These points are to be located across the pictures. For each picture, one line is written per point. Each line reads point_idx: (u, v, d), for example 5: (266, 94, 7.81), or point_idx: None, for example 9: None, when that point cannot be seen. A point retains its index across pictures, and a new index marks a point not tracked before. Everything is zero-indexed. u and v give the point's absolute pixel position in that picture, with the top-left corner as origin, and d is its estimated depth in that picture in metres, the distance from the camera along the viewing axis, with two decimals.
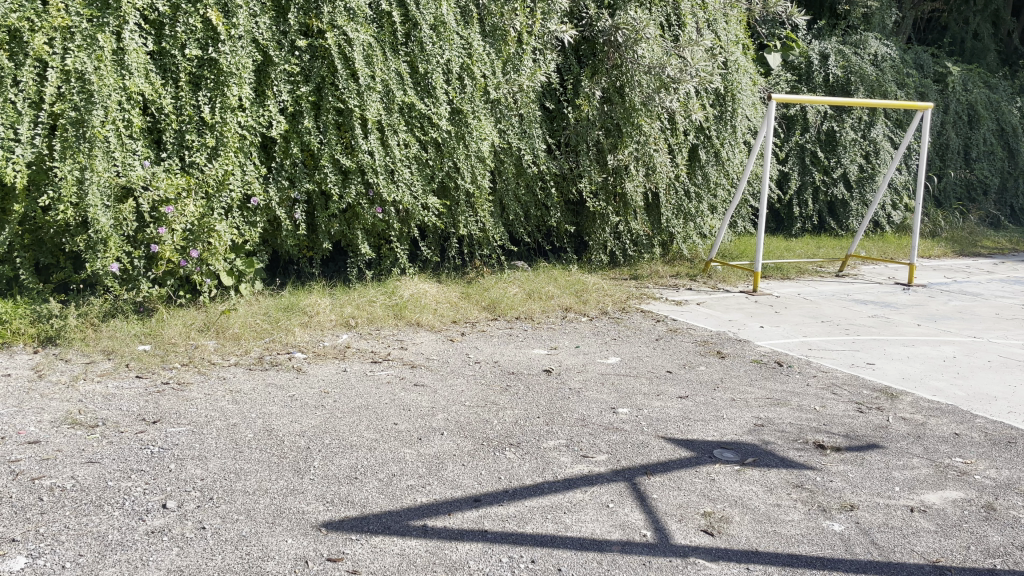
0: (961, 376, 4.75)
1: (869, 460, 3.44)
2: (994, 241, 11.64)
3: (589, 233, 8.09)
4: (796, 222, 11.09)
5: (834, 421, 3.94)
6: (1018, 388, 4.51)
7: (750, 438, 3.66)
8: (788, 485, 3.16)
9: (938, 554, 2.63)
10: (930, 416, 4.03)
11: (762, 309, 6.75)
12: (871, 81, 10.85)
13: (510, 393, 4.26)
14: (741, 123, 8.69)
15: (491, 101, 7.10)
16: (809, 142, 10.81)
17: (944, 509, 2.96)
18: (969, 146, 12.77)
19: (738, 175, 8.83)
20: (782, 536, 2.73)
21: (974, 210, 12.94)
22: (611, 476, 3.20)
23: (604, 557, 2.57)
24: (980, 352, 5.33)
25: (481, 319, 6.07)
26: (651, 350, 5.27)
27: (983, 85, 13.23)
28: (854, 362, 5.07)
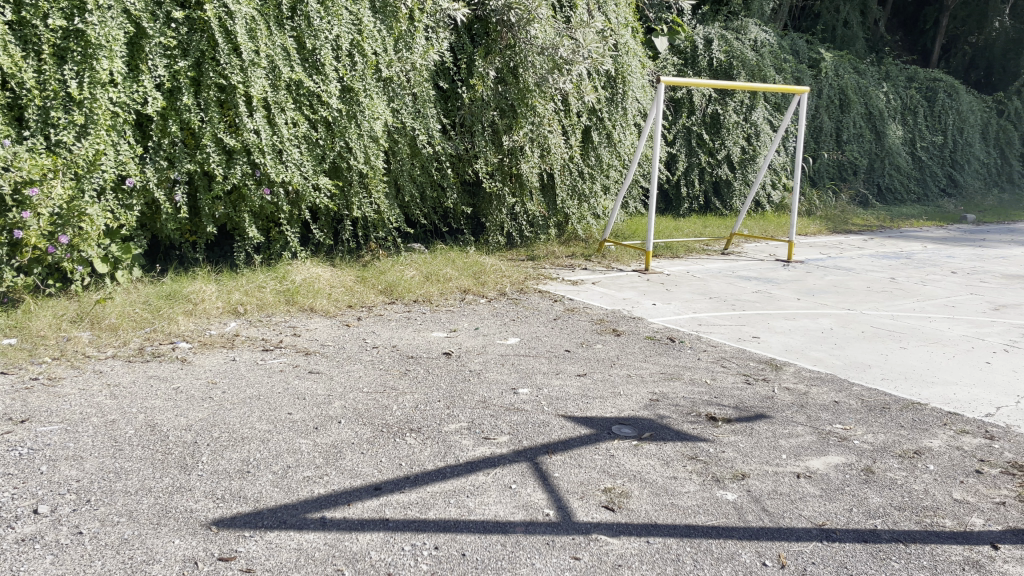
0: (838, 347, 5.03)
1: (757, 430, 3.57)
2: (864, 219, 12.38)
3: (485, 214, 8.09)
4: (684, 202, 11.44)
5: (725, 394, 4.08)
6: (889, 356, 4.81)
7: (646, 413, 3.74)
8: (684, 458, 3.25)
9: (824, 517, 2.76)
10: (811, 386, 4.24)
11: (654, 287, 6.92)
12: (751, 66, 11.26)
13: (408, 377, 4.19)
14: (631, 106, 8.85)
15: (383, 79, 6.91)
16: (695, 124, 11.15)
17: (828, 474, 3.12)
18: (841, 129, 13.52)
19: (629, 157, 9.00)
20: (679, 508, 2.80)
21: (845, 189, 13.71)
22: (513, 457, 3.19)
23: (508, 539, 2.56)
24: (854, 323, 5.66)
25: (378, 303, 5.93)
26: (549, 330, 5.30)
27: (853, 71, 14.00)
28: (740, 336, 5.27)
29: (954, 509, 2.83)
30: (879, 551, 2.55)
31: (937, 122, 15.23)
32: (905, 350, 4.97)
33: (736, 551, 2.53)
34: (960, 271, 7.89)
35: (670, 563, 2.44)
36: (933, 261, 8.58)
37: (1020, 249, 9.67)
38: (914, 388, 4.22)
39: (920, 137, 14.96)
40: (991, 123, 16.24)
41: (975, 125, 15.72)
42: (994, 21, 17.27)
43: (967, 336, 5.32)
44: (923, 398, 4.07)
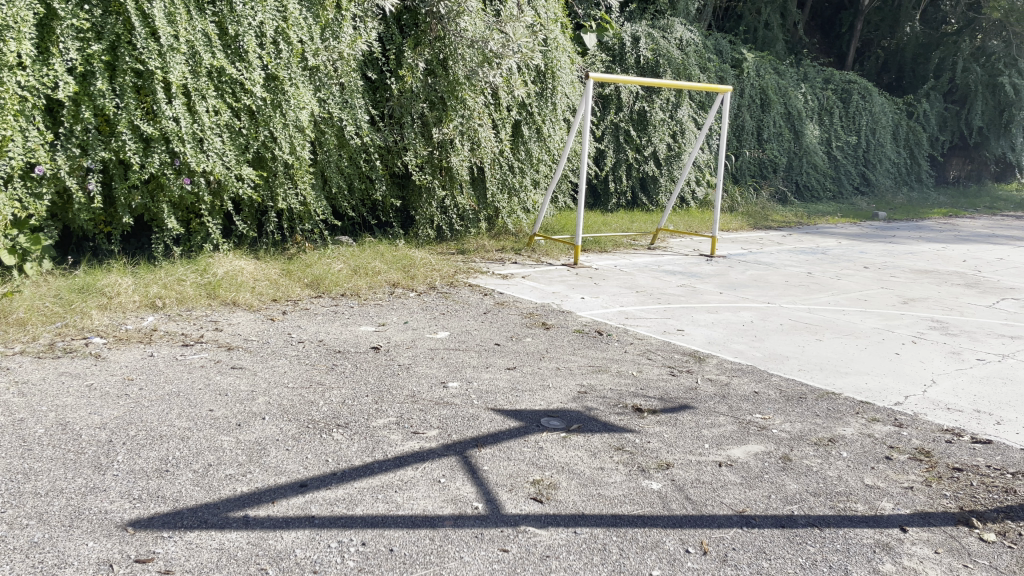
0: (758, 339, 5.19)
1: (681, 421, 3.66)
2: (783, 216, 12.79)
3: (415, 207, 8.04)
4: (612, 198, 11.60)
5: (650, 385, 4.17)
6: (806, 348, 5.00)
7: (575, 406, 3.78)
8: (611, 449, 3.31)
9: (744, 504, 2.85)
10: (733, 377, 4.36)
11: (582, 280, 7.00)
12: (677, 64, 11.49)
13: (336, 372, 4.13)
14: (561, 101, 8.91)
15: (309, 68, 6.77)
16: (623, 120, 11.32)
17: (748, 463, 3.22)
18: (761, 128, 13.95)
19: (558, 152, 9.06)
20: (606, 499, 2.84)
21: (766, 186, 14.14)
22: (442, 451, 3.19)
23: (436, 534, 2.55)
24: (773, 317, 5.85)
25: (304, 296, 5.82)
26: (479, 324, 5.30)
27: (773, 72, 14.45)
28: (666, 329, 5.38)
29: (865, 494, 2.97)
30: (796, 536, 2.64)
31: (852, 123, 15.86)
32: (821, 342, 5.16)
33: (660, 539, 2.59)
34: (872, 267, 8.24)
35: (597, 553, 2.48)
36: (847, 256, 8.95)
37: (928, 245, 10.16)
38: (829, 378, 4.39)
39: (836, 137, 15.52)
40: (902, 124, 16.98)
41: (887, 126, 16.42)
42: (905, 27, 18.25)
43: (878, 328, 5.56)
44: (838, 387, 4.24)
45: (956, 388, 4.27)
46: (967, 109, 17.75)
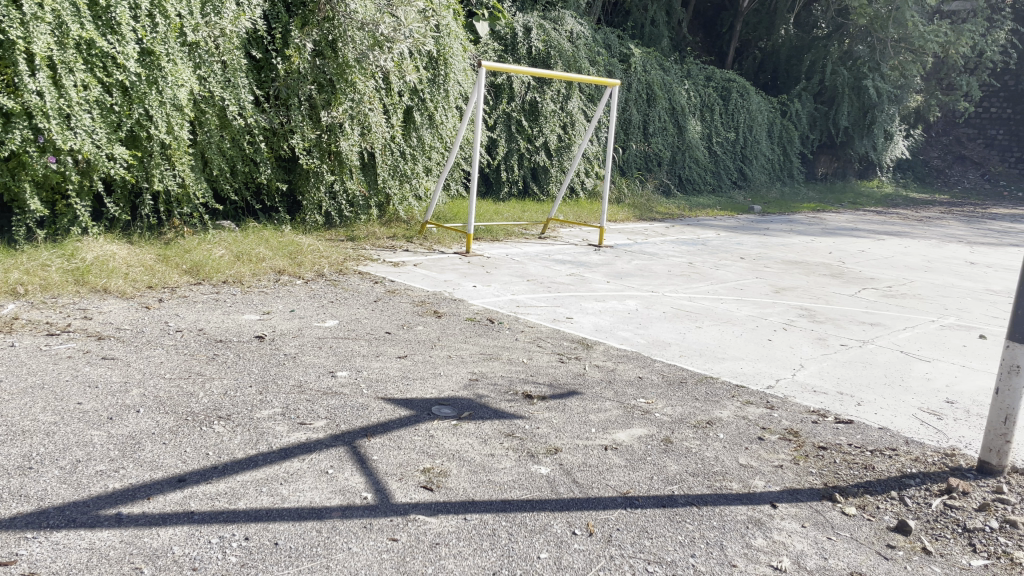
0: (643, 326, 5.37)
1: (569, 406, 3.75)
2: (667, 208, 13.24)
3: (302, 191, 7.83)
4: (504, 187, 11.69)
5: (539, 372, 4.24)
6: (687, 335, 5.21)
7: (465, 393, 3.80)
8: (501, 435, 3.34)
9: (628, 486, 2.95)
10: (619, 363, 4.50)
11: (473, 269, 7.03)
12: (567, 56, 11.62)
13: (217, 362, 3.97)
14: (453, 88, 8.87)
15: (188, 44, 6.45)
16: (515, 110, 11.41)
17: (632, 445, 3.33)
18: (647, 122, 14.44)
19: (451, 139, 9.02)
20: (495, 484, 2.88)
21: (651, 178, 14.59)
22: (330, 441, 3.13)
23: (324, 525, 2.50)
24: (657, 305, 6.06)
25: (182, 283, 5.55)
26: (369, 312, 5.22)
27: (659, 67, 14.92)
28: (555, 317, 5.48)
29: (740, 473, 3.13)
30: (676, 515, 2.76)
31: (730, 120, 16.61)
32: (701, 329, 5.40)
33: (548, 523, 2.64)
34: (747, 257, 8.67)
35: (486, 538, 2.51)
36: (726, 248, 9.37)
37: (798, 238, 10.77)
38: (708, 364, 4.60)
39: (716, 133, 16.22)
40: (776, 122, 17.90)
41: (763, 124, 17.28)
42: (780, 30, 19.22)
43: (753, 316, 5.87)
44: (716, 372, 4.45)
45: (821, 371, 4.57)
46: (834, 110, 18.89)
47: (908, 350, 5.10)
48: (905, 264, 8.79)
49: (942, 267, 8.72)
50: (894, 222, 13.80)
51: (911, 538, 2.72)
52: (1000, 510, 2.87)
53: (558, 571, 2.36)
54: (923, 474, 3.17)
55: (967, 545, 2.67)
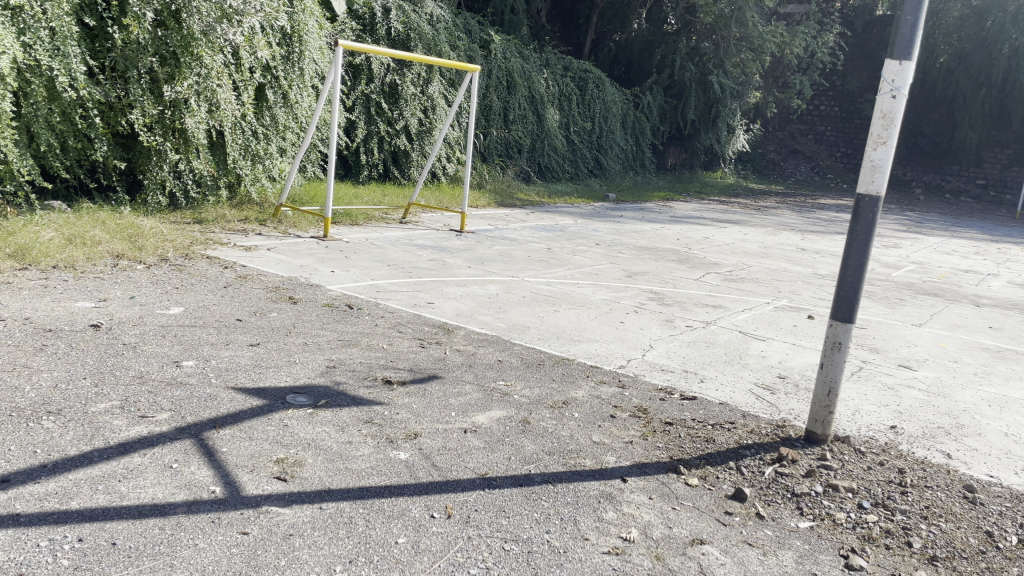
0: (503, 311, 5.44)
1: (429, 391, 3.75)
2: (527, 194, 13.48)
3: (143, 170, 7.35)
4: (363, 170, 11.49)
5: (399, 357, 4.20)
6: (545, 318, 5.34)
7: (323, 380, 3.72)
8: (359, 422, 3.30)
9: (486, 467, 2.99)
10: (479, 347, 4.55)
11: (331, 253, 6.86)
12: (428, 39, 11.51)
13: (46, 353, 3.66)
14: (308, 67, 8.59)
15: (9, 8, 5.87)
16: (374, 92, 11.21)
17: (490, 427, 3.38)
18: (508, 109, 14.63)
19: (306, 120, 8.75)
20: (352, 472, 2.84)
21: (512, 165, 14.76)
22: (175, 434, 2.97)
23: (167, 522, 2.38)
24: (516, 289, 6.16)
25: (5, 269, 5.06)
26: (218, 298, 4.98)
27: (519, 55, 15.12)
28: (416, 302, 5.46)
29: (593, 450, 3.25)
30: (532, 493, 2.83)
31: (587, 110, 17.10)
32: (558, 313, 5.54)
33: (406, 507, 2.64)
34: (602, 243, 8.98)
35: (342, 527, 2.47)
36: (582, 234, 9.67)
37: (649, 225, 11.27)
38: (565, 346, 4.74)
39: (574, 122, 16.65)
40: (630, 114, 18.59)
41: (618, 115, 17.89)
42: (633, 24, 19.94)
43: (608, 299, 6.09)
44: (572, 354, 4.60)
45: (669, 351, 4.82)
46: (683, 103, 19.89)
47: (746, 330, 5.47)
48: (744, 251, 9.40)
49: (776, 253, 9.41)
50: (736, 211, 14.73)
51: (747, 504, 2.93)
52: (823, 475, 3.14)
53: (415, 555, 2.36)
54: (757, 444, 3.42)
55: (795, 508, 2.91)
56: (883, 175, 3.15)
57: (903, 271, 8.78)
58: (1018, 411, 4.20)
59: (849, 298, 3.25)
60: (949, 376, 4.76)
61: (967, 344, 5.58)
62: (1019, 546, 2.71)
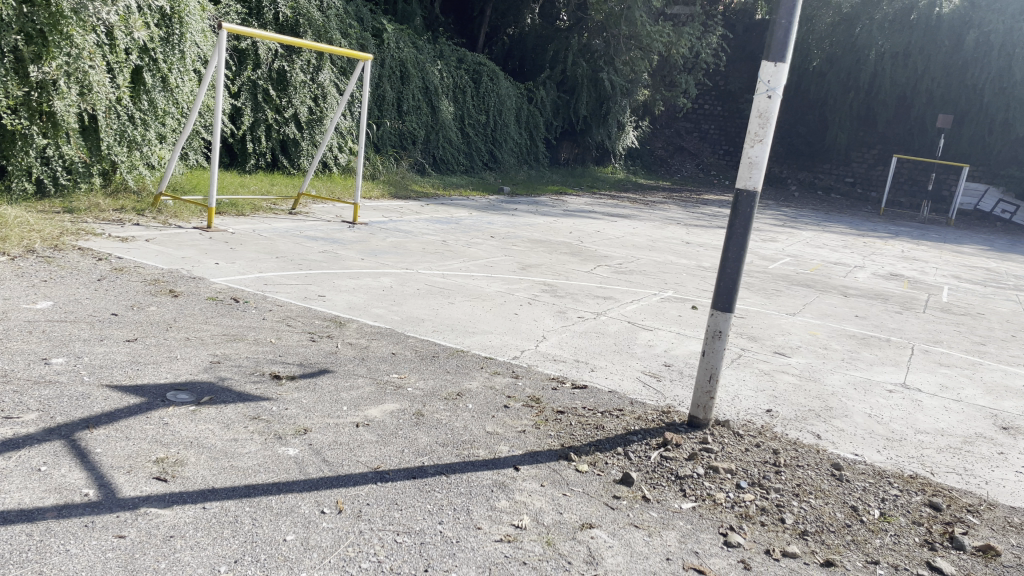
0: (396, 303, 5.40)
1: (319, 385, 3.68)
2: (421, 186, 13.41)
3: (6, 156, 6.84)
4: (250, 158, 11.14)
5: (289, 352, 4.10)
6: (439, 310, 5.33)
7: (206, 376, 3.58)
8: (245, 418, 3.20)
9: (379, 461, 2.97)
10: (371, 340, 4.49)
11: (215, 245, 6.60)
12: (317, 26, 11.24)
13: None
14: (190, 50, 8.23)
15: None
16: (261, 79, 10.85)
17: (384, 421, 3.35)
18: (401, 99, 14.51)
19: (188, 105, 8.40)
20: (238, 470, 2.75)
21: (406, 157, 14.62)
22: (43, 435, 2.79)
23: (35, 528, 2.24)
24: (410, 282, 6.12)
25: None
26: (91, 292, 4.70)
27: (412, 45, 15.00)
28: (306, 295, 5.32)
29: (486, 440, 3.28)
30: (425, 485, 2.83)
31: (481, 103, 17.13)
32: (452, 305, 5.54)
33: (295, 504, 2.58)
34: (496, 236, 9.05)
35: (226, 526, 2.39)
36: (476, 226, 9.71)
37: (543, 218, 11.43)
38: (459, 337, 4.75)
39: (468, 115, 16.65)
40: (524, 108, 18.76)
41: (512, 109, 18.01)
42: (526, 18, 20.15)
43: (502, 291, 6.14)
44: (466, 345, 4.61)
45: (560, 342, 4.91)
46: (575, 99, 20.28)
47: (635, 320, 5.65)
48: (633, 244, 9.67)
49: (663, 246, 9.76)
50: (625, 206, 15.15)
51: (634, 488, 3.03)
52: (704, 458, 3.29)
53: (304, 551, 2.32)
54: (643, 430, 3.54)
55: (678, 490, 3.04)
56: (759, 171, 3.31)
57: (780, 263, 9.28)
58: (879, 393, 4.53)
59: (729, 288, 3.41)
60: (820, 362, 5.07)
61: (835, 332, 5.96)
62: (880, 519, 2.93)
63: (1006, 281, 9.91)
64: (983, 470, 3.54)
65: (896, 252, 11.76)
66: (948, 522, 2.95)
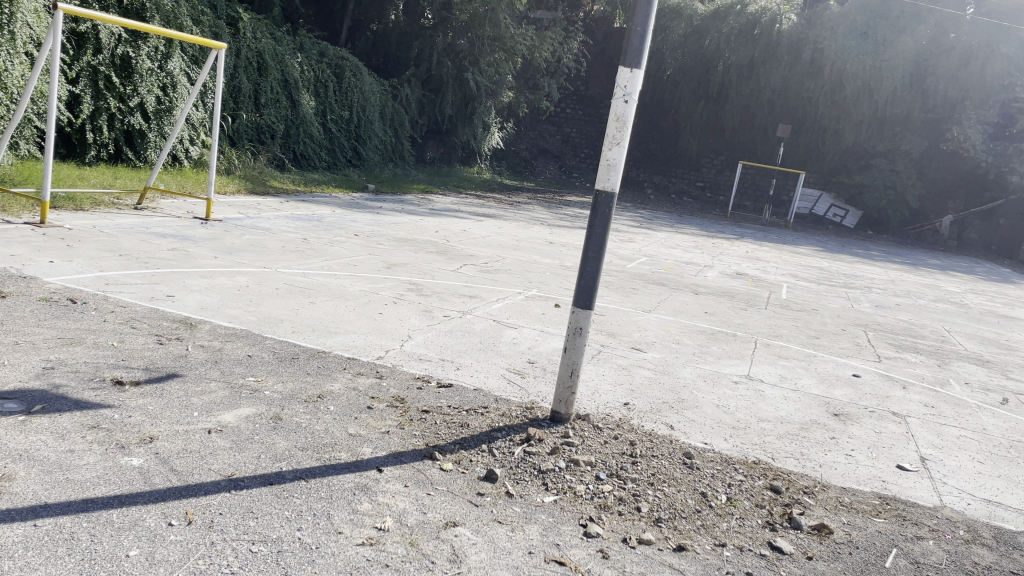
0: (254, 303, 5.18)
1: (168, 390, 3.46)
2: (281, 183, 12.96)
3: None
4: (90, 150, 10.36)
5: (133, 356, 3.84)
6: (299, 310, 5.17)
7: (38, 384, 3.29)
8: (83, 428, 2.96)
9: (233, 468, 2.83)
10: (226, 342, 4.28)
11: (50, 241, 6.10)
12: (166, 12, 10.65)
13: None
14: (20, 31, 7.57)
15: None
16: (103, 64, 10.12)
17: (238, 426, 3.20)
18: (258, 92, 13.98)
19: (18, 91, 7.72)
20: (74, 483, 2.55)
21: (263, 151, 14.04)
22: None
23: None
24: (269, 281, 5.89)
25: None
26: None
27: (270, 37, 14.51)
28: (153, 295, 5.01)
29: (349, 443, 3.21)
30: (283, 491, 2.73)
31: (344, 99, 16.74)
32: (314, 304, 5.39)
33: (139, 517, 2.42)
34: (359, 234, 8.88)
35: (61, 544, 2.21)
36: (339, 224, 9.48)
37: (408, 217, 11.33)
38: (320, 338, 4.62)
39: (330, 110, 16.26)
40: (388, 105, 18.51)
41: (376, 105, 17.70)
42: (390, 15, 19.96)
43: (366, 291, 6.03)
44: (328, 346, 4.50)
45: (426, 341, 4.89)
46: (440, 98, 20.24)
47: (500, 318, 5.71)
48: (498, 244, 9.76)
49: (527, 246, 9.92)
50: (491, 206, 15.27)
51: (497, 485, 3.06)
52: (566, 451, 3.36)
53: (150, 567, 2.18)
54: (508, 427, 3.58)
55: (541, 485, 3.09)
56: (617, 173, 3.43)
57: (637, 263, 9.65)
58: (727, 384, 4.82)
59: (588, 286, 3.50)
60: (673, 357, 5.32)
61: (687, 328, 6.27)
62: (727, 503, 3.11)
63: (837, 280, 10.77)
64: (818, 454, 3.83)
65: (741, 253, 12.52)
66: (787, 503, 3.17)
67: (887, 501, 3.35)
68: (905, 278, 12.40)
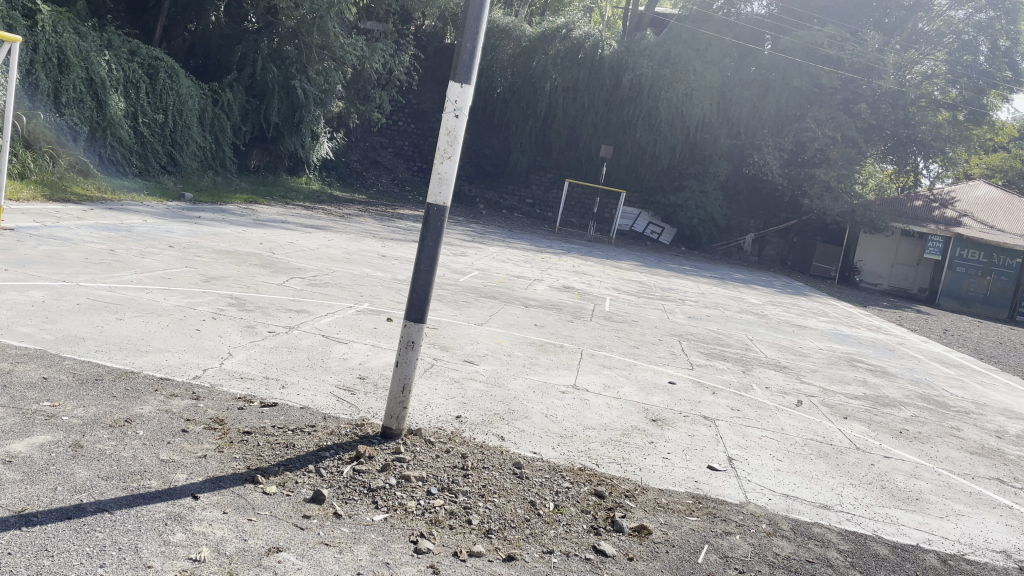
0: (50, 320, 4.70)
1: None
2: (83, 189, 11.97)
3: None
4: None
5: None
6: (105, 328, 4.75)
7: None
8: None
9: (23, 503, 2.54)
10: (16, 363, 3.85)
11: None
12: None
13: None
14: None
15: None
16: None
17: (30, 457, 2.88)
18: (59, 90, 12.77)
19: None
20: None
21: (64, 156, 12.61)
22: None
23: None
24: (69, 296, 5.37)
25: None
26: None
27: (73, 32, 13.47)
28: None
29: (160, 470, 2.98)
30: (83, 525, 2.48)
31: (158, 102, 15.62)
32: (122, 321, 4.98)
33: None
34: (176, 246, 8.32)
35: None
36: (152, 235, 8.84)
37: (230, 228, 10.78)
38: (129, 357, 4.28)
39: (142, 113, 15.10)
40: (207, 110, 17.40)
41: (193, 111, 16.64)
42: (210, 15, 19.13)
43: (182, 306, 5.65)
44: (137, 366, 4.17)
45: (248, 358, 4.65)
46: (265, 104, 19.29)
47: (329, 333, 5.56)
48: (327, 256, 9.50)
49: (358, 259, 9.73)
50: (319, 217, 14.87)
51: (325, 506, 2.95)
52: (397, 467, 3.31)
53: None
54: (336, 445, 3.47)
55: (371, 503, 3.02)
56: (449, 186, 3.43)
57: (469, 276, 9.74)
58: (555, 394, 4.96)
59: (421, 300, 3.48)
60: (504, 369, 5.41)
61: (518, 340, 6.41)
62: (554, 510, 3.19)
63: (654, 293, 11.44)
64: (638, 458, 4.02)
65: (567, 267, 13.00)
66: (610, 507, 3.30)
67: (699, 500, 3.58)
68: (714, 291, 13.39)
